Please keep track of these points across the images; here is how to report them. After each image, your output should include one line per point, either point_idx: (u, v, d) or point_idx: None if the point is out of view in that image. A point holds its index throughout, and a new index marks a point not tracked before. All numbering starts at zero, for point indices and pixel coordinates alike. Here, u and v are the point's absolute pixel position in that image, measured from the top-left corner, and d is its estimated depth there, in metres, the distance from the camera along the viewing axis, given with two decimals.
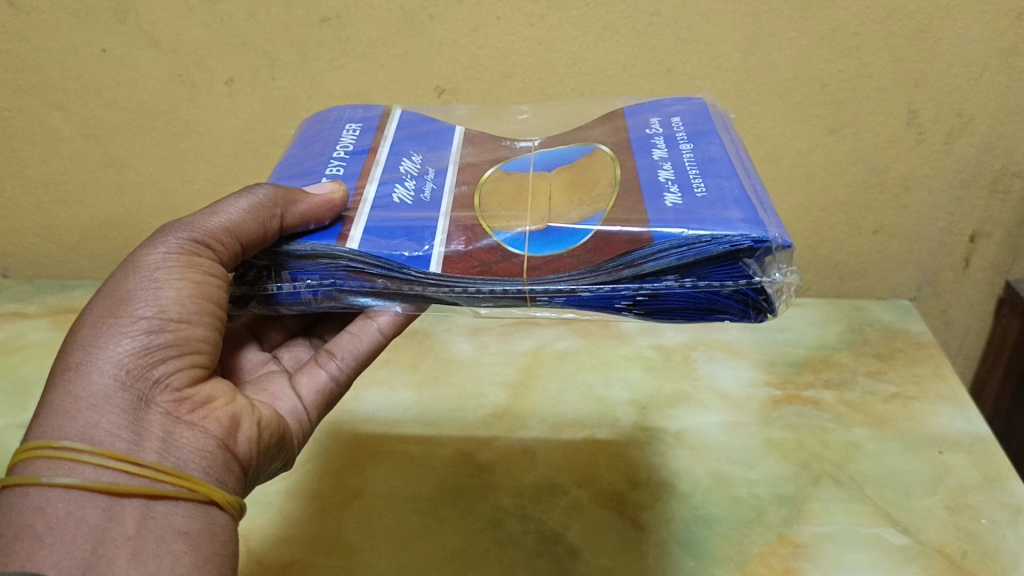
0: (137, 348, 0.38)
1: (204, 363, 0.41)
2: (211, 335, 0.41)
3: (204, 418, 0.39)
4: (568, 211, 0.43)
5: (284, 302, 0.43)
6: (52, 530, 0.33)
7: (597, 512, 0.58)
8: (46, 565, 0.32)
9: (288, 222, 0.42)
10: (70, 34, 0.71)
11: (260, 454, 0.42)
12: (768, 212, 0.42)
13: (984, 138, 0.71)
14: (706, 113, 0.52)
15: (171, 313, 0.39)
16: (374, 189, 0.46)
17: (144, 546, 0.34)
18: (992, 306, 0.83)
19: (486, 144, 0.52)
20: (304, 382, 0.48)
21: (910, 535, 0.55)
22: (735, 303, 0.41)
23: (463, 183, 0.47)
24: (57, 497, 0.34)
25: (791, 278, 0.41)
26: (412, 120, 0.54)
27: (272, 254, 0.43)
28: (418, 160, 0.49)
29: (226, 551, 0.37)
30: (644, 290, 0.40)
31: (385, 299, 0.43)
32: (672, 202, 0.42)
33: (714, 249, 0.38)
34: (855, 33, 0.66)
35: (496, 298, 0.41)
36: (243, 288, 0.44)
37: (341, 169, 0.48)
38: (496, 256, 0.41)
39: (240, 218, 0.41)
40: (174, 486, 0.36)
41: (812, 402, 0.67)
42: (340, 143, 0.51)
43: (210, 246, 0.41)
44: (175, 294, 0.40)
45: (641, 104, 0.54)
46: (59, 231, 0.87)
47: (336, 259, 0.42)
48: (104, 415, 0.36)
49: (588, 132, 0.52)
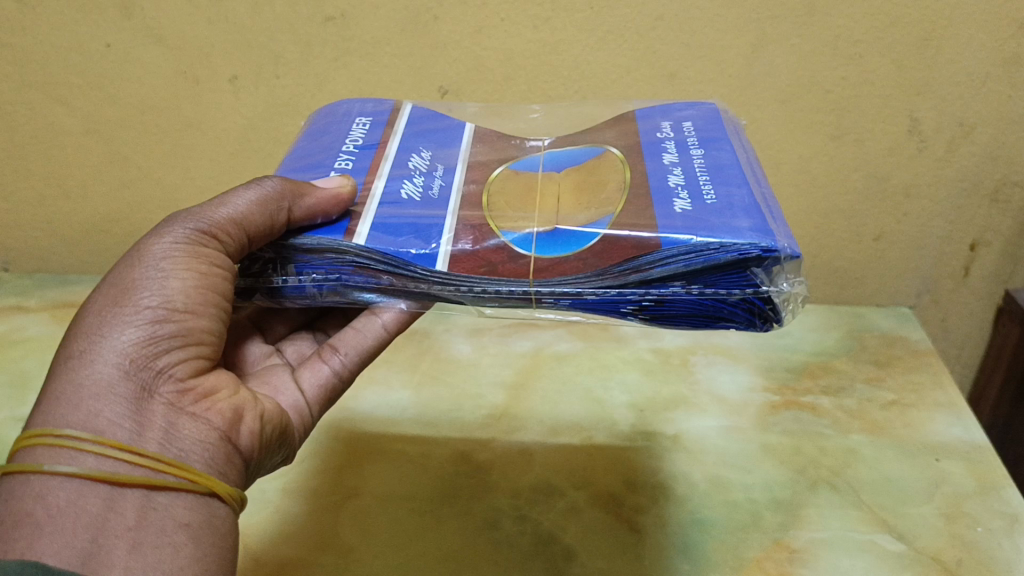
0: (141, 337, 0.38)
1: (208, 355, 0.41)
2: (215, 326, 0.41)
3: (207, 410, 0.39)
4: (575, 213, 0.43)
5: (289, 296, 0.44)
6: (51, 519, 0.33)
7: (593, 514, 0.58)
8: (45, 554, 0.32)
9: (295, 216, 0.42)
10: (75, 29, 0.71)
11: (262, 447, 0.42)
12: (777, 221, 0.42)
13: (986, 147, 0.72)
14: (716, 120, 0.52)
15: (176, 304, 0.39)
16: (383, 184, 0.46)
17: (144, 536, 0.34)
18: (991, 315, 0.83)
19: (494, 144, 0.52)
20: (306, 376, 0.48)
21: (905, 542, 0.56)
22: (741, 313, 0.41)
23: (471, 182, 0.47)
24: (58, 486, 0.34)
25: (799, 289, 0.41)
26: (421, 118, 0.54)
27: (278, 248, 0.43)
28: (427, 158, 0.49)
29: (225, 544, 0.37)
30: (650, 296, 0.40)
31: (390, 297, 0.43)
32: (681, 208, 0.42)
33: (722, 257, 0.39)
34: (858, 40, 0.66)
35: (501, 299, 0.41)
36: (248, 280, 0.44)
37: (350, 164, 0.48)
38: (503, 257, 0.41)
39: (247, 210, 0.41)
40: (175, 478, 0.36)
41: (811, 408, 0.67)
42: (349, 138, 0.51)
43: (217, 237, 0.41)
44: (180, 284, 0.40)
45: (650, 109, 0.54)
46: (61, 226, 0.87)
47: (342, 254, 0.42)
48: (107, 405, 0.36)
49: (595, 135, 0.52)
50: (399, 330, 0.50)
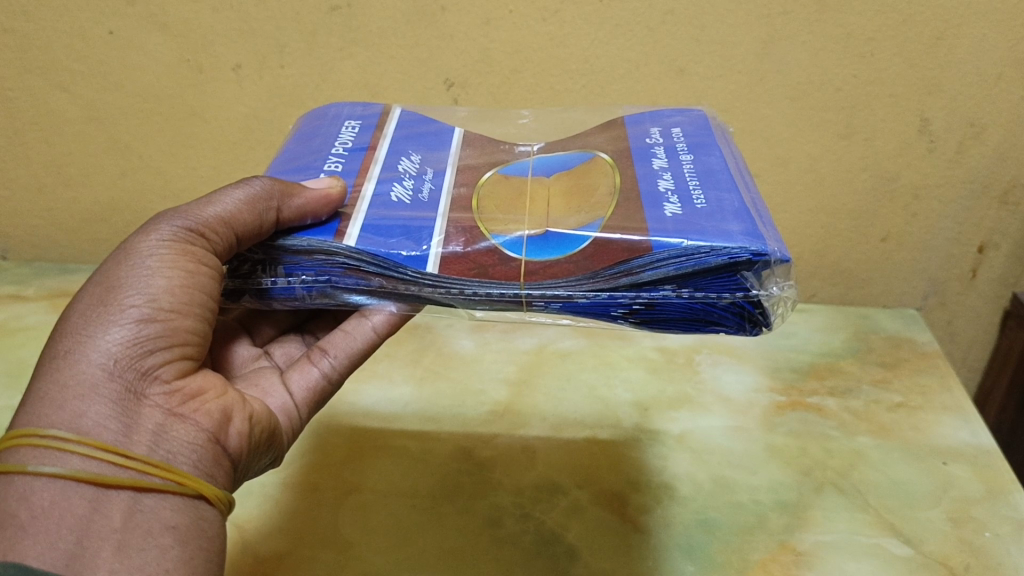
0: (128, 337, 0.37)
1: (193, 356, 0.40)
2: (202, 326, 0.40)
3: (194, 410, 0.38)
4: (566, 217, 0.43)
5: (277, 297, 0.43)
6: (36, 521, 0.32)
7: (597, 514, 0.57)
8: (30, 556, 0.31)
9: (284, 216, 0.41)
10: (77, 14, 0.70)
11: (250, 449, 0.41)
12: (768, 225, 0.41)
13: (996, 148, 0.71)
14: (706, 125, 0.51)
15: (162, 303, 0.38)
16: (372, 186, 0.45)
17: (131, 539, 0.33)
18: (999, 318, 0.83)
19: (484, 148, 0.51)
20: (295, 378, 0.47)
21: (912, 546, 0.55)
22: (732, 316, 0.40)
23: (461, 184, 0.46)
24: (43, 487, 0.33)
25: (788, 292, 0.40)
26: (411, 120, 0.53)
27: (267, 249, 0.42)
28: (416, 161, 0.48)
29: (213, 546, 0.36)
30: (641, 299, 0.40)
31: (380, 299, 0.42)
32: (671, 211, 0.41)
33: (712, 261, 0.38)
34: (870, 38, 0.65)
35: (492, 302, 0.40)
36: (236, 282, 0.43)
37: (339, 166, 0.47)
38: (493, 260, 0.40)
39: (236, 209, 0.40)
40: (162, 480, 0.35)
41: (817, 409, 0.67)
42: (339, 140, 0.51)
43: (205, 235, 0.40)
44: (166, 283, 0.39)
45: (639, 114, 0.53)
46: (61, 214, 0.86)
47: (331, 256, 0.41)
48: (91, 405, 0.35)
49: (586, 139, 0.51)
50: (391, 332, 0.49)
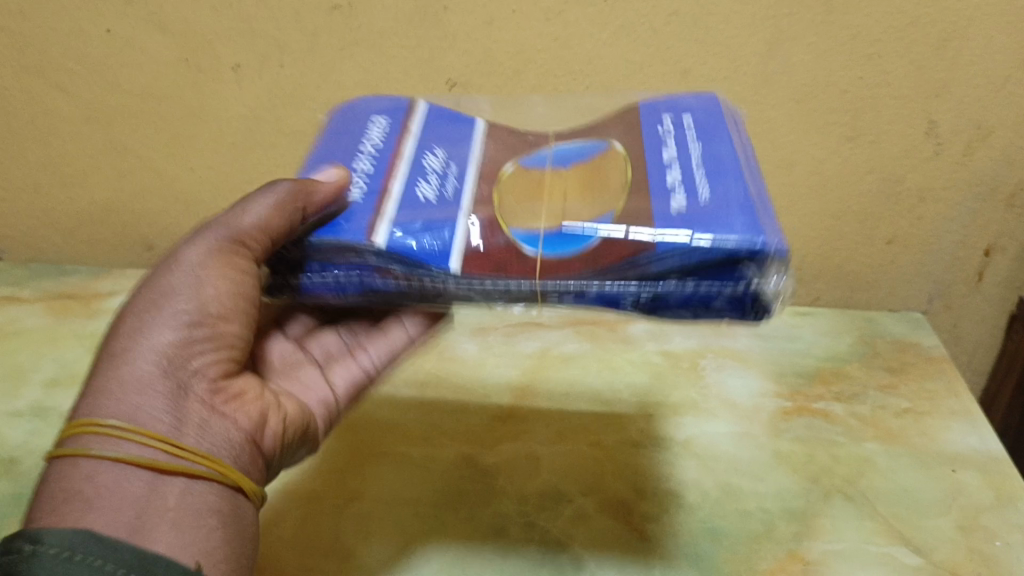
0: (178, 339, 0.42)
1: (235, 361, 0.44)
2: (242, 331, 0.44)
3: (235, 411, 0.43)
4: (580, 210, 0.42)
5: (312, 292, 0.43)
6: (97, 497, 0.37)
7: (602, 522, 0.56)
8: (94, 524, 0.36)
9: (310, 215, 0.42)
10: (75, 13, 0.69)
11: (283, 448, 0.47)
12: (773, 217, 0.40)
13: (1005, 150, 0.70)
14: (717, 110, 0.50)
15: (209, 310, 0.42)
16: (398, 186, 0.44)
17: (182, 517, 0.38)
18: (1004, 321, 0.82)
19: (505, 140, 0.50)
20: (338, 375, 0.53)
21: (921, 555, 0.54)
22: (728, 308, 0.39)
23: (485, 181, 0.45)
24: (103, 467, 0.38)
25: (788, 284, 0.39)
26: (440, 119, 0.51)
27: (301, 245, 0.42)
28: (442, 157, 0.47)
29: (249, 534, 0.41)
30: (645, 292, 0.39)
31: (411, 296, 0.42)
32: (676, 205, 0.40)
33: (710, 255, 0.38)
34: (877, 40, 0.65)
35: (510, 297, 0.40)
36: (278, 278, 0.43)
37: (368, 166, 0.46)
38: (512, 256, 0.40)
39: (269, 217, 0.42)
40: (207, 469, 0.40)
41: (823, 414, 0.66)
42: (367, 139, 0.49)
43: (244, 245, 0.43)
44: (213, 291, 0.43)
45: (655, 100, 0.52)
46: (59, 215, 0.85)
47: (363, 256, 0.41)
48: (147, 399, 0.40)
49: (598, 129, 0.50)
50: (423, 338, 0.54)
